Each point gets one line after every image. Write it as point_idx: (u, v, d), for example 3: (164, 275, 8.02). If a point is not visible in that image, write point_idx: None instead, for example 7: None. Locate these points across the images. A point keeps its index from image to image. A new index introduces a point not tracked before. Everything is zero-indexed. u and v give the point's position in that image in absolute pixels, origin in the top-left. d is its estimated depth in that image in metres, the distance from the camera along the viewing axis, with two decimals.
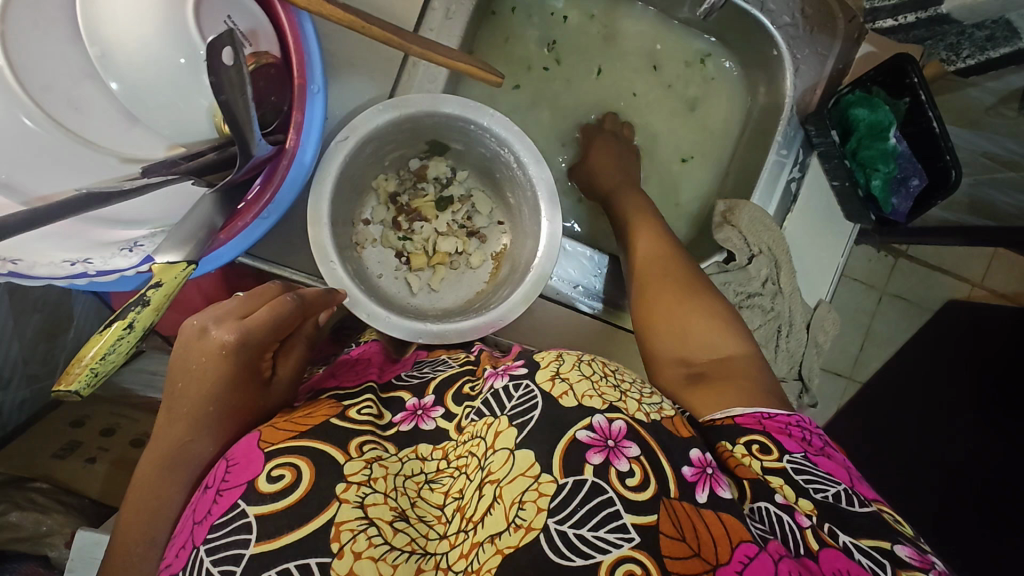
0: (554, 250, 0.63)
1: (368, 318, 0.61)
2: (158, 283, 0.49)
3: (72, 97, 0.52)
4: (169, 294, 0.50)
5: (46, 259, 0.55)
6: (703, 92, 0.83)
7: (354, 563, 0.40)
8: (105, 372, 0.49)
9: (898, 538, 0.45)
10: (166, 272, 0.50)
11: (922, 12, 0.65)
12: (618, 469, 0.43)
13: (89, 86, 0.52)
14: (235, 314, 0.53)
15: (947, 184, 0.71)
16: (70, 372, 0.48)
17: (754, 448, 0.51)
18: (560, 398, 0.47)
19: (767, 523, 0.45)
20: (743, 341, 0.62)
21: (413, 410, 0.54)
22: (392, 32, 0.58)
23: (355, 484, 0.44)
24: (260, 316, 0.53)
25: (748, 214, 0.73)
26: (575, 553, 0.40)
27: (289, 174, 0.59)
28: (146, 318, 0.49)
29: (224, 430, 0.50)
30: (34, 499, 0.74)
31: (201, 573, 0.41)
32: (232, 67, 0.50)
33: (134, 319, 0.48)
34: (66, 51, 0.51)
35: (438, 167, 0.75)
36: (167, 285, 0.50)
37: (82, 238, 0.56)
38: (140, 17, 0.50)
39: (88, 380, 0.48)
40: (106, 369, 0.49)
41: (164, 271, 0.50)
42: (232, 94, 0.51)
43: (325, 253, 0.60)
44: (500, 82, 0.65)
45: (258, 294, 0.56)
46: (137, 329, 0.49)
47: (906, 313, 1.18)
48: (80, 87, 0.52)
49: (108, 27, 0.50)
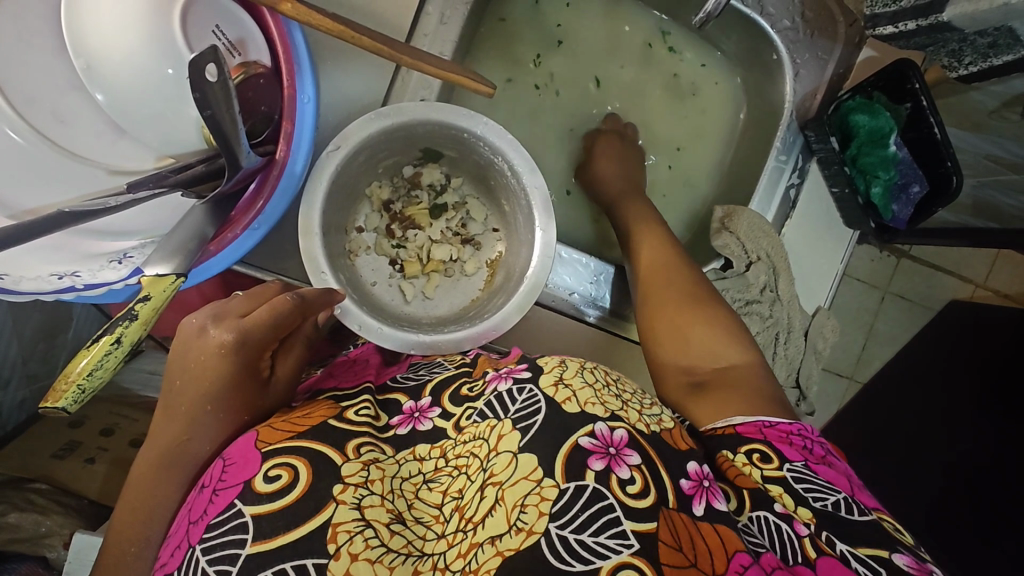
0: (548, 259, 0.63)
1: (360, 328, 0.60)
2: (146, 296, 0.49)
3: (57, 108, 0.53)
4: (157, 307, 0.50)
5: (33, 274, 0.54)
6: (704, 96, 0.83)
7: (351, 565, 0.39)
8: (91, 389, 0.49)
9: (898, 547, 0.45)
10: (154, 285, 0.50)
11: (923, 20, 0.65)
12: (619, 476, 0.43)
13: (75, 98, 0.53)
14: (236, 312, 0.53)
15: (950, 191, 0.72)
16: (57, 389, 0.48)
17: (755, 456, 0.51)
18: (564, 404, 0.46)
19: (765, 535, 0.45)
20: (750, 353, 0.61)
21: (410, 413, 0.53)
22: (383, 42, 0.55)
23: (352, 485, 0.43)
24: (259, 316, 0.52)
25: (747, 220, 0.72)
26: (574, 557, 0.39)
27: (280, 184, 0.58)
28: (134, 332, 0.49)
29: (222, 429, 0.49)
30: (33, 500, 0.74)
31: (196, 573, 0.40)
32: (216, 82, 0.48)
33: (122, 333, 0.48)
34: (51, 63, 0.51)
35: (432, 174, 0.74)
36: (156, 299, 0.50)
37: (71, 250, 0.55)
38: (123, 27, 0.49)
39: (76, 395, 0.49)
40: (93, 385, 0.49)
41: (153, 284, 0.49)
42: (219, 108, 0.49)
43: (316, 264, 0.59)
44: (491, 92, 0.63)
45: (257, 294, 0.55)
46: (124, 344, 0.49)
47: (908, 312, 1.26)
48: (66, 98, 0.53)
49: (96, 39, 0.49)
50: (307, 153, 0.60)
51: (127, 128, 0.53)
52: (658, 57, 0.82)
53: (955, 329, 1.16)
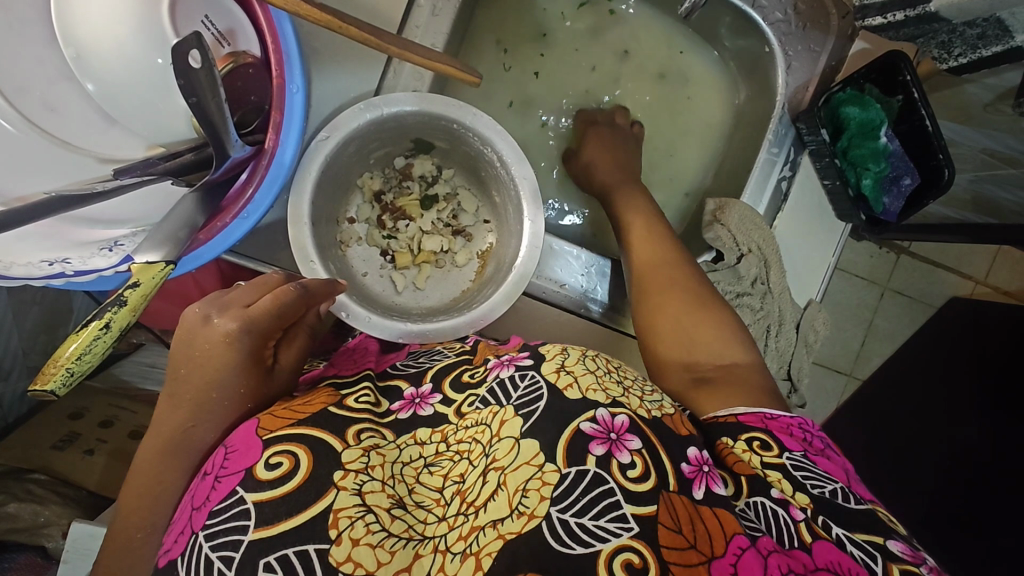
0: (536, 250, 0.63)
1: (347, 316, 0.60)
2: (135, 283, 0.49)
3: (47, 97, 0.53)
4: (146, 294, 0.50)
5: (24, 260, 0.54)
6: (699, 90, 0.84)
7: (353, 550, 0.40)
8: (80, 372, 0.50)
9: (892, 534, 0.46)
10: (144, 272, 0.50)
11: (911, 10, 0.66)
12: (620, 461, 0.43)
13: (66, 87, 0.53)
14: (241, 302, 0.52)
15: (941, 183, 0.71)
16: (46, 371, 0.48)
17: (755, 444, 0.51)
18: (565, 390, 0.48)
19: (761, 519, 0.45)
20: (747, 350, 0.62)
21: (411, 399, 0.54)
22: (371, 32, 0.56)
23: (353, 471, 0.44)
24: (264, 305, 0.52)
25: (737, 213, 0.73)
26: (575, 541, 0.40)
27: (269, 175, 0.58)
28: (123, 318, 0.49)
29: (222, 414, 0.50)
30: (33, 490, 0.75)
31: (201, 559, 0.40)
32: (201, 69, 0.48)
33: (110, 319, 0.49)
34: (42, 54, 0.51)
35: (424, 166, 0.75)
36: (145, 285, 0.50)
37: (62, 237, 0.55)
38: (115, 16, 0.49)
39: (64, 379, 0.49)
40: (82, 369, 0.49)
41: (144, 272, 0.50)
42: (205, 95, 0.49)
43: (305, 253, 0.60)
44: (477, 82, 0.65)
45: (263, 283, 0.55)
46: (113, 329, 0.49)
47: (907, 308, 1.27)
48: (56, 88, 0.53)
49: (83, 29, 0.50)
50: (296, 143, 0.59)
51: (117, 117, 0.54)
52: (655, 52, 0.83)
53: (955, 326, 1.16)
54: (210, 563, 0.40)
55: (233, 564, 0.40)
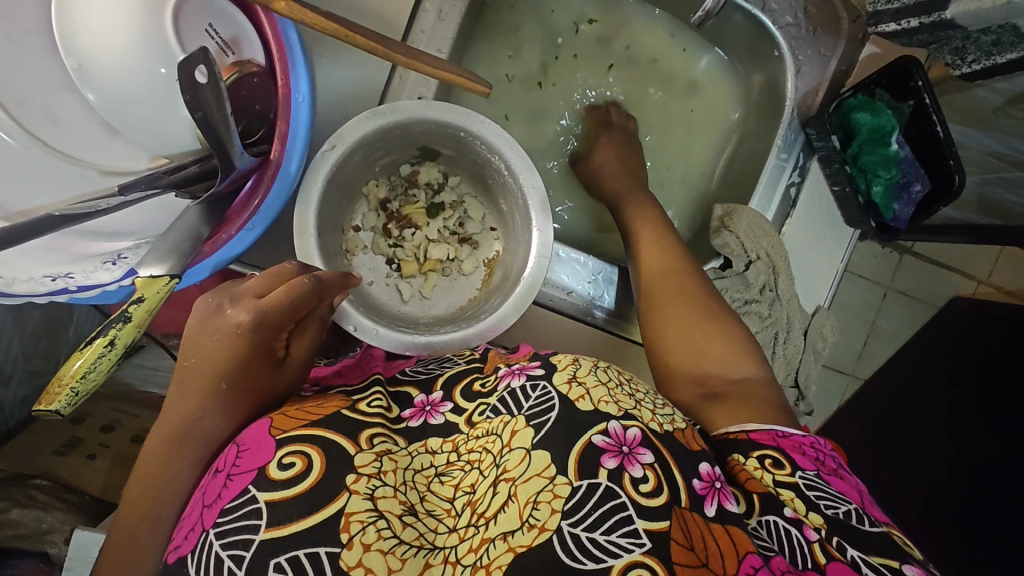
0: (544, 260, 0.63)
1: (355, 330, 0.60)
2: (141, 298, 0.49)
3: (50, 109, 0.52)
4: (152, 309, 0.50)
5: (26, 276, 0.53)
6: (706, 92, 0.83)
7: (364, 555, 0.39)
8: (85, 391, 0.49)
9: (907, 558, 0.45)
10: (148, 287, 0.49)
11: (925, 17, 0.65)
12: (632, 475, 0.43)
13: (67, 98, 0.52)
14: (253, 293, 0.52)
15: (952, 188, 0.74)
16: (50, 391, 0.48)
17: (767, 461, 0.51)
18: (576, 402, 0.47)
19: (775, 538, 0.45)
20: (758, 361, 0.61)
21: (422, 407, 0.53)
22: (377, 41, 0.55)
23: (366, 475, 0.43)
24: (277, 296, 0.51)
25: (747, 219, 0.72)
26: (586, 555, 0.39)
27: (275, 185, 0.57)
28: (128, 334, 0.49)
29: (229, 423, 0.49)
30: (35, 496, 0.74)
31: (211, 556, 0.39)
32: (207, 85, 0.47)
33: (115, 336, 0.49)
34: (44, 65, 0.51)
35: (430, 172, 0.74)
36: (150, 300, 0.49)
37: (65, 251, 0.54)
38: (115, 27, 0.49)
39: (70, 399, 0.48)
40: (87, 388, 0.49)
41: (146, 287, 0.49)
42: (210, 110, 0.48)
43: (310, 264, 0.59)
44: (487, 92, 0.64)
45: (276, 273, 0.53)
46: (118, 346, 0.49)
47: (910, 309, 1.26)
48: (57, 99, 0.52)
49: (84, 43, 0.49)
50: (301, 153, 0.58)
51: (121, 129, 0.53)
52: (662, 53, 0.82)
53: (959, 326, 1.15)
54: (220, 561, 0.39)
55: (243, 564, 0.39)
